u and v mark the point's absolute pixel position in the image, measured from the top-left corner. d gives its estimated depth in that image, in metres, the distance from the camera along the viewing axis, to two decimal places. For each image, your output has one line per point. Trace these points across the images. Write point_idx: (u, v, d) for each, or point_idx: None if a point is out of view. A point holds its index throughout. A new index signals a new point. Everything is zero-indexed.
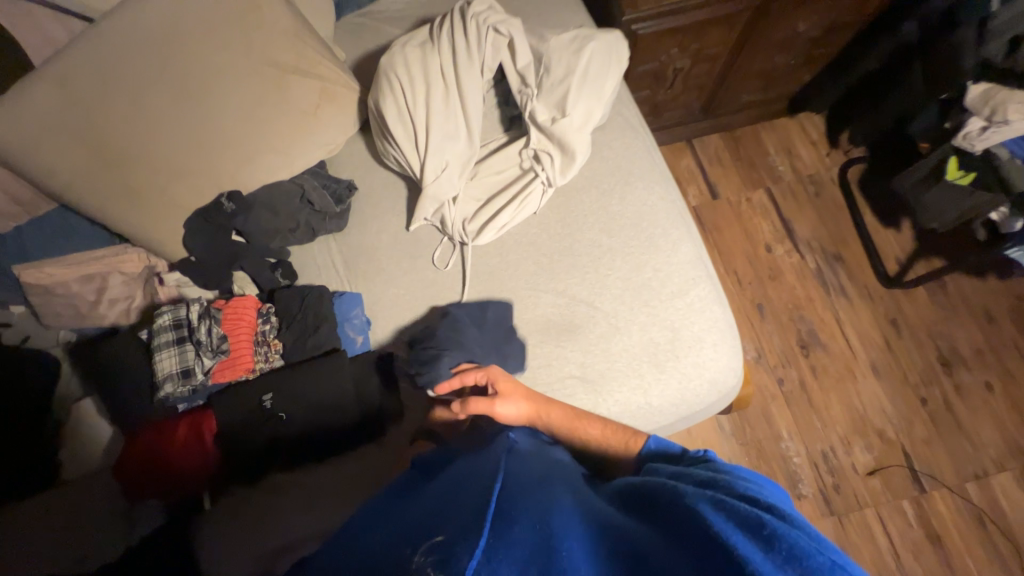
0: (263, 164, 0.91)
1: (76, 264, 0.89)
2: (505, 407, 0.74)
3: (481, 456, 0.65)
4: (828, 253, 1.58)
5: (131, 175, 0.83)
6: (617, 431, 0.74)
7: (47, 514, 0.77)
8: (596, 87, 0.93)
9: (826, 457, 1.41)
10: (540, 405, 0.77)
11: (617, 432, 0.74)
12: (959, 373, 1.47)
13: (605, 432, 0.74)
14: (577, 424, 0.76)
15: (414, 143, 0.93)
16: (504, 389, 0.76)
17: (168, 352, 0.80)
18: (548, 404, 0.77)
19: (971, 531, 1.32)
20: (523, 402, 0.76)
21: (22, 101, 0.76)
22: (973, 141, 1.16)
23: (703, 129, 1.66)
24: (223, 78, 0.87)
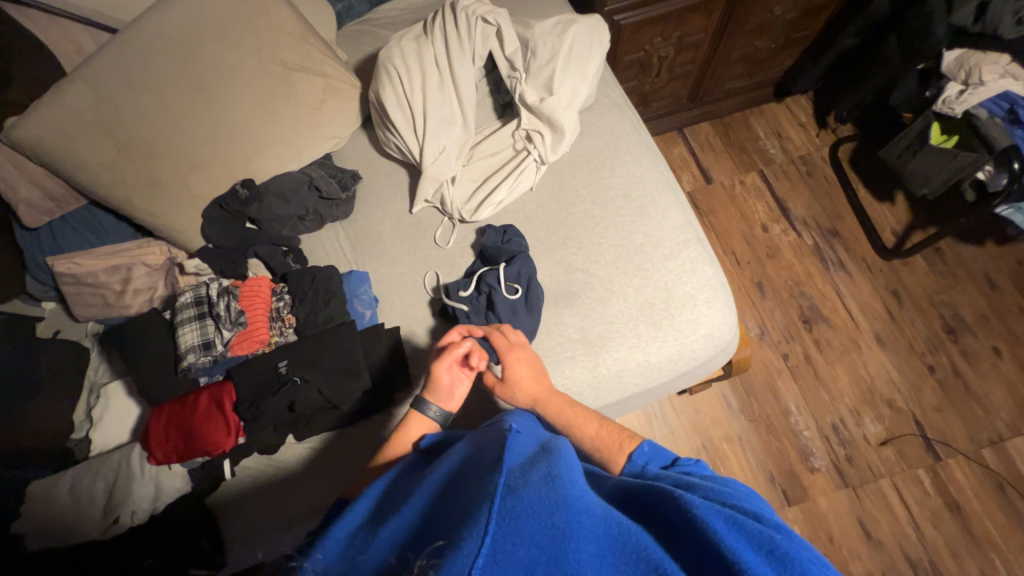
0: (273, 155, 0.98)
1: (106, 256, 0.95)
2: (509, 394, 0.76)
3: (474, 440, 0.57)
4: (824, 229, 1.60)
5: (151, 167, 0.91)
6: (611, 430, 0.69)
7: (88, 479, 0.83)
8: (580, 67, 1.00)
9: (836, 429, 1.38)
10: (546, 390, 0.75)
11: (612, 432, 0.68)
12: (966, 339, 1.46)
13: (598, 432, 0.69)
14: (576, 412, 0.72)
15: (413, 128, 0.99)
16: (512, 375, 0.76)
17: (190, 326, 0.88)
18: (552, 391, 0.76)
19: (989, 496, 1.30)
20: (531, 387, 0.76)
21: (59, 102, 0.85)
22: (953, 104, 1.22)
23: (693, 117, 1.72)
24: (236, 76, 0.95)
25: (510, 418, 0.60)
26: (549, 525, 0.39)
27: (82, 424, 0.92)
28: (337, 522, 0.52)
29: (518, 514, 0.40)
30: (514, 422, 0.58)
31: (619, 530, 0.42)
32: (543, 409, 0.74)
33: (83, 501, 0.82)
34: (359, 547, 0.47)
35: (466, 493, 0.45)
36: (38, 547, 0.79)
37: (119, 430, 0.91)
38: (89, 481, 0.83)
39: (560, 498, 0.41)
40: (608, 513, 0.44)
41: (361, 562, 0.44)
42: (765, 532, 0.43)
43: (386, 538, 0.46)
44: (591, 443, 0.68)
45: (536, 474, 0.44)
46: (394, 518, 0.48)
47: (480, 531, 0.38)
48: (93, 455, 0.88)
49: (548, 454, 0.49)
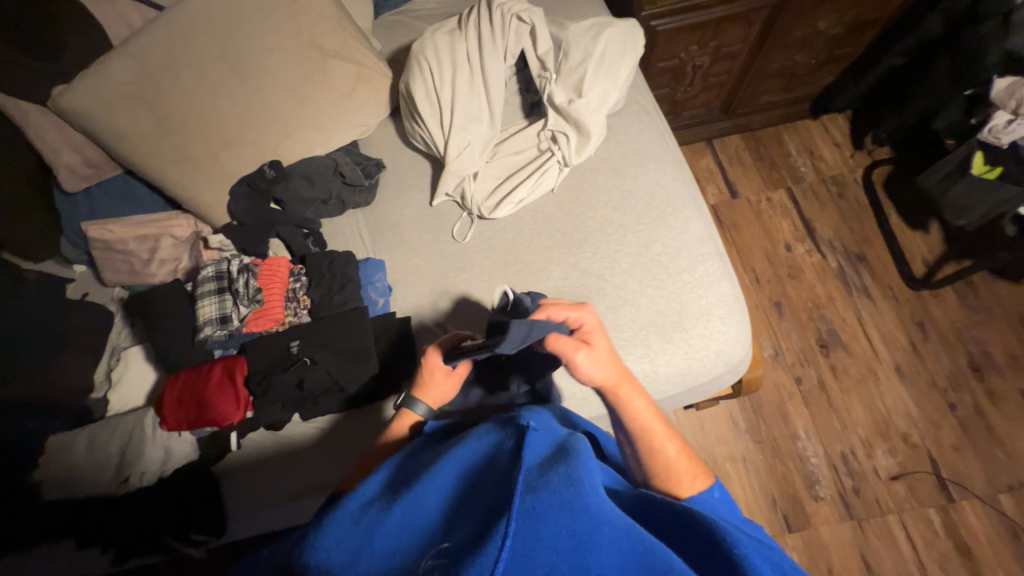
0: (302, 139, 1.00)
1: (136, 225, 0.98)
2: (591, 365, 0.63)
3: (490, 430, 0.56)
4: (851, 252, 1.56)
5: (186, 142, 0.94)
6: (688, 458, 0.62)
7: (101, 437, 0.87)
8: (612, 71, 0.99)
9: (846, 459, 1.35)
10: (627, 379, 0.65)
11: (689, 459, 0.62)
12: (992, 378, 1.40)
13: (678, 454, 0.61)
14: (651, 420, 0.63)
15: (440, 122, 1.00)
16: (597, 348, 0.65)
17: (209, 300, 0.91)
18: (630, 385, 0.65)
19: (1002, 543, 1.25)
20: (615, 369, 0.64)
21: (105, 73, 0.89)
22: (1000, 134, 1.17)
23: (723, 129, 1.69)
24: (273, 59, 0.97)
25: (526, 414, 0.58)
26: (569, 532, 0.39)
27: (101, 384, 0.96)
28: (349, 495, 0.51)
29: (540, 516, 0.40)
30: (531, 417, 0.56)
31: (643, 546, 0.40)
32: (619, 401, 0.64)
33: (98, 458, 0.85)
34: (370, 524, 0.46)
35: (484, 493, 0.46)
36: (54, 498, 0.83)
37: (134, 391, 0.95)
38: (105, 439, 0.87)
39: (581, 505, 0.41)
40: (632, 527, 0.41)
41: (376, 541, 0.44)
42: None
43: (399, 519, 0.46)
44: (666, 464, 0.60)
45: (555, 475, 0.43)
46: (408, 498, 0.48)
47: (501, 532, 0.39)
48: (110, 416, 0.91)
49: (568, 454, 0.48)
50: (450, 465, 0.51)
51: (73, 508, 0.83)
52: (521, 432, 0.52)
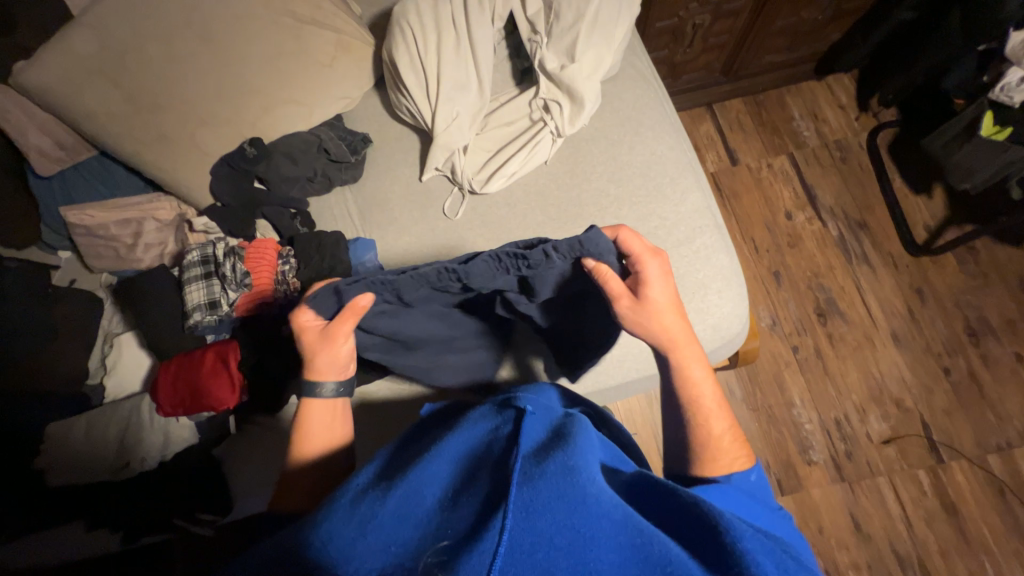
0: (282, 114, 0.96)
1: (117, 209, 0.96)
2: (653, 320, 0.65)
3: (486, 415, 0.56)
4: (852, 219, 1.53)
5: (160, 120, 0.89)
6: (735, 438, 0.61)
7: (98, 422, 0.87)
8: (606, 33, 0.94)
9: (839, 425, 1.37)
10: (690, 344, 0.66)
11: (736, 440, 0.61)
12: (987, 343, 1.41)
13: (723, 432, 0.61)
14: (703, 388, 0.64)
15: (426, 92, 0.95)
16: (658, 303, 0.66)
17: (197, 285, 0.90)
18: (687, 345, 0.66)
19: (987, 501, 1.29)
20: (678, 328, 0.66)
21: (67, 46, 0.84)
22: (1012, 92, 1.10)
23: (724, 93, 1.62)
24: (245, 28, 0.91)
25: (522, 395, 0.58)
26: (567, 527, 0.39)
27: (97, 371, 0.96)
28: (343, 484, 0.51)
29: (537, 509, 0.40)
30: (527, 401, 0.55)
31: (642, 539, 0.40)
32: (677, 363, 0.65)
33: (98, 444, 0.86)
34: (363, 514, 0.45)
35: (480, 484, 0.46)
36: (58, 483, 0.84)
37: (130, 377, 0.94)
38: (103, 426, 0.87)
39: (579, 496, 0.41)
40: (630, 517, 0.41)
41: (370, 536, 0.43)
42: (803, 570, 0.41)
43: (394, 512, 0.45)
44: (710, 440, 0.61)
45: (553, 463, 0.44)
46: (403, 488, 0.47)
47: (497, 525, 0.39)
48: (107, 401, 0.92)
49: (565, 440, 0.48)
50: (447, 453, 0.51)
51: (81, 491, 0.84)
52: (518, 418, 0.52)
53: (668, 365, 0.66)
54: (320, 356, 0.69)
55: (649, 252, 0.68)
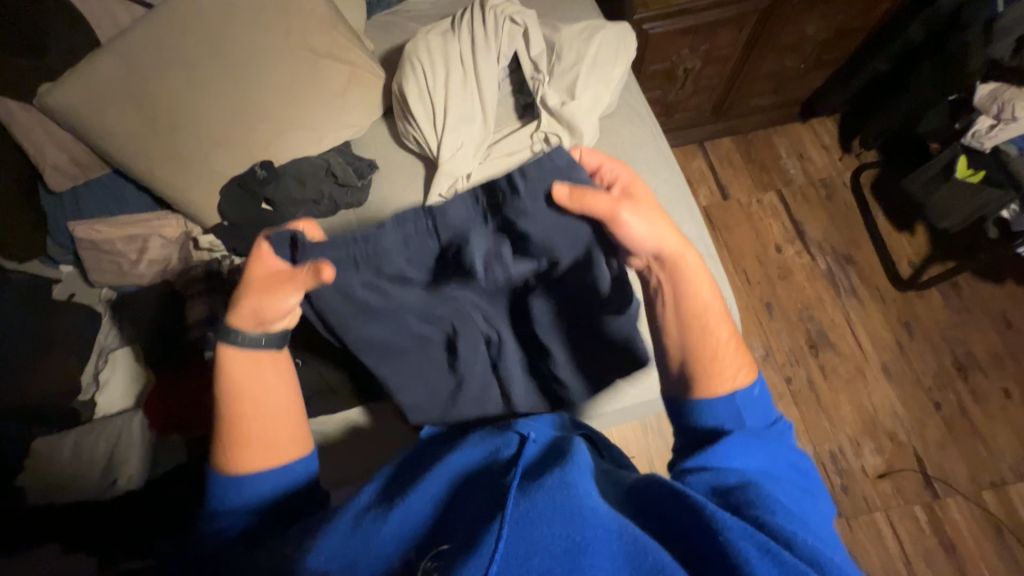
0: (294, 139, 1.00)
1: (124, 225, 0.97)
2: (646, 215, 0.60)
3: (486, 437, 0.56)
4: (839, 254, 1.58)
5: (175, 141, 0.93)
6: (737, 350, 0.60)
7: (85, 439, 0.86)
8: (604, 73, 1.00)
9: (834, 457, 1.37)
10: (688, 251, 0.61)
11: (738, 351, 0.60)
12: (976, 377, 1.43)
13: (729, 337, 0.59)
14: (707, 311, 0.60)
15: (433, 122, 1.00)
16: (641, 201, 0.61)
17: (198, 300, 0.92)
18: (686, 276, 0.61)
19: (985, 538, 1.28)
20: (667, 241, 0.60)
21: (93, 71, 0.88)
22: (983, 139, 1.18)
23: (714, 132, 1.71)
24: (264, 59, 0.97)
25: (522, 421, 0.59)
26: (562, 536, 0.40)
27: (88, 386, 0.94)
28: (343, 505, 0.51)
29: (534, 521, 0.40)
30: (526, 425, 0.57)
31: (636, 548, 0.40)
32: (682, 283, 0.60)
33: (84, 461, 0.84)
34: (366, 531, 0.46)
35: (478, 501, 0.46)
36: (38, 501, 0.82)
37: (125, 391, 0.94)
38: (91, 442, 0.85)
39: (574, 508, 0.41)
40: (625, 527, 0.41)
41: (371, 553, 0.45)
42: (803, 568, 0.39)
43: (394, 531, 0.46)
44: (715, 348, 0.58)
45: (549, 478, 0.44)
46: (403, 506, 0.47)
47: (495, 535, 0.40)
48: (97, 417, 0.91)
49: (564, 457, 0.48)
50: (444, 471, 0.51)
51: (61, 511, 0.82)
52: (519, 443, 0.52)
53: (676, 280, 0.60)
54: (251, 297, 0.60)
55: (609, 158, 0.64)
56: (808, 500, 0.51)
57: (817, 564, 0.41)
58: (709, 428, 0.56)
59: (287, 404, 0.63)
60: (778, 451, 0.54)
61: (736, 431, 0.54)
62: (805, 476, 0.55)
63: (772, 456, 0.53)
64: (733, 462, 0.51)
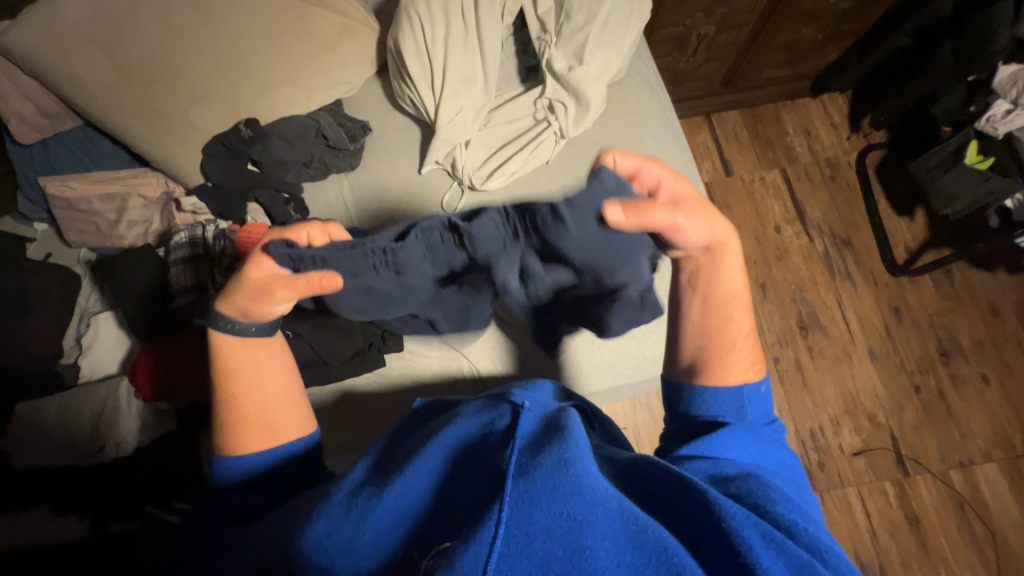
0: (281, 96, 0.93)
1: (101, 183, 0.92)
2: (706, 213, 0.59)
3: (480, 408, 0.55)
4: (837, 237, 1.57)
5: (152, 94, 0.86)
6: (753, 342, 0.63)
7: (70, 404, 0.84)
8: (615, 37, 0.94)
9: (814, 436, 1.41)
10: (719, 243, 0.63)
11: (752, 342, 0.63)
12: (957, 363, 1.47)
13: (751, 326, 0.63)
14: (731, 304, 0.63)
15: (430, 83, 0.93)
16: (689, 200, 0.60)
17: (183, 267, 0.88)
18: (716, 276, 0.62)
19: (947, 514, 1.35)
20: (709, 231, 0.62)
21: (55, 9, 0.80)
22: (996, 124, 1.15)
23: (722, 104, 1.64)
24: (246, 4, 0.88)
25: (517, 391, 0.58)
26: (564, 516, 0.39)
27: (71, 350, 0.92)
28: (337, 482, 0.50)
29: (534, 500, 0.40)
30: (521, 396, 0.56)
31: (637, 528, 0.40)
32: (721, 258, 0.61)
33: (70, 427, 0.83)
34: (360, 511, 0.45)
35: (475, 480, 0.45)
36: (27, 464, 0.82)
37: (109, 357, 0.91)
38: (76, 408, 0.84)
39: (574, 487, 0.41)
40: (625, 507, 0.42)
41: (368, 531, 0.44)
42: (803, 556, 0.40)
43: (390, 506, 0.45)
44: (734, 342, 0.61)
45: (548, 456, 0.43)
46: (398, 483, 0.47)
47: (494, 520, 0.39)
48: (83, 381, 0.89)
49: (561, 433, 0.47)
50: (438, 446, 0.50)
51: (51, 474, 0.82)
52: (514, 413, 0.51)
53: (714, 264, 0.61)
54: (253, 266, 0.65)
55: (647, 160, 0.56)
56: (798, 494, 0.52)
57: (815, 551, 0.42)
58: (708, 418, 0.58)
59: (281, 381, 0.65)
60: (770, 447, 0.56)
61: (734, 423, 0.56)
62: (792, 471, 0.56)
63: (763, 451, 0.55)
64: (729, 454, 0.52)
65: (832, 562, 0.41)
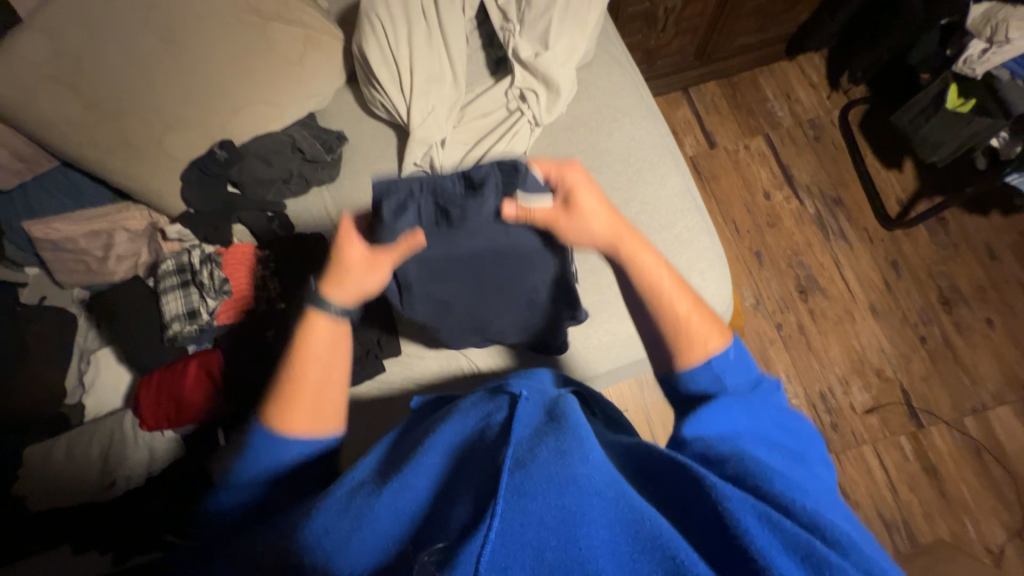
0: (251, 115, 0.93)
1: (85, 222, 0.92)
2: (575, 229, 0.64)
3: (479, 400, 0.56)
4: (828, 197, 1.56)
5: (124, 127, 0.86)
6: (704, 311, 0.60)
7: (75, 443, 0.85)
8: (579, 18, 0.94)
9: (824, 398, 1.41)
10: (629, 237, 0.62)
11: (705, 318, 0.59)
12: (961, 310, 1.46)
13: (688, 314, 0.58)
14: (660, 279, 0.61)
15: (400, 86, 0.93)
16: (583, 209, 0.62)
17: (174, 295, 0.88)
18: (633, 234, 0.63)
19: (967, 461, 1.34)
20: (607, 230, 0.62)
21: (19, 52, 0.80)
22: (974, 65, 1.13)
23: (699, 76, 1.63)
24: (207, 26, 0.88)
25: (514, 379, 0.59)
26: (557, 505, 0.39)
27: (74, 389, 0.92)
28: (337, 481, 0.51)
29: (528, 492, 0.40)
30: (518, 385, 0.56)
31: (632, 514, 0.40)
32: (625, 254, 0.62)
33: (80, 465, 0.84)
34: (359, 509, 0.46)
35: (473, 471, 0.46)
36: (40, 507, 0.82)
37: (113, 392, 0.92)
38: (84, 446, 0.85)
39: (570, 478, 0.41)
40: (620, 494, 0.41)
41: (366, 528, 0.44)
42: (803, 534, 0.39)
43: (390, 503, 0.46)
44: (679, 324, 0.58)
45: (546, 449, 0.44)
46: (398, 482, 0.47)
47: (488, 513, 0.39)
48: (89, 419, 0.90)
49: (558, 425, 0.48)
50: (437, 444, 0.50)
51: (67, 515, 0.82)
52: (512, 404, 0.52)
53: (619, 258, 0.62)
54: (353, 273, 0.64)
55: (563, 163, 0.63)
56: (803, 464, 0.51)
57: (814, 528, 0.41)
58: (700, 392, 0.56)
59: (333, 352, 0.61)
60: (763, 410, 0.54)
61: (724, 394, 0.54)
62: (797, 440, 0.54)
63: (756, 416, 0.54)
64: (712, 431, 0.51)
65: (837, 540, 0.40)
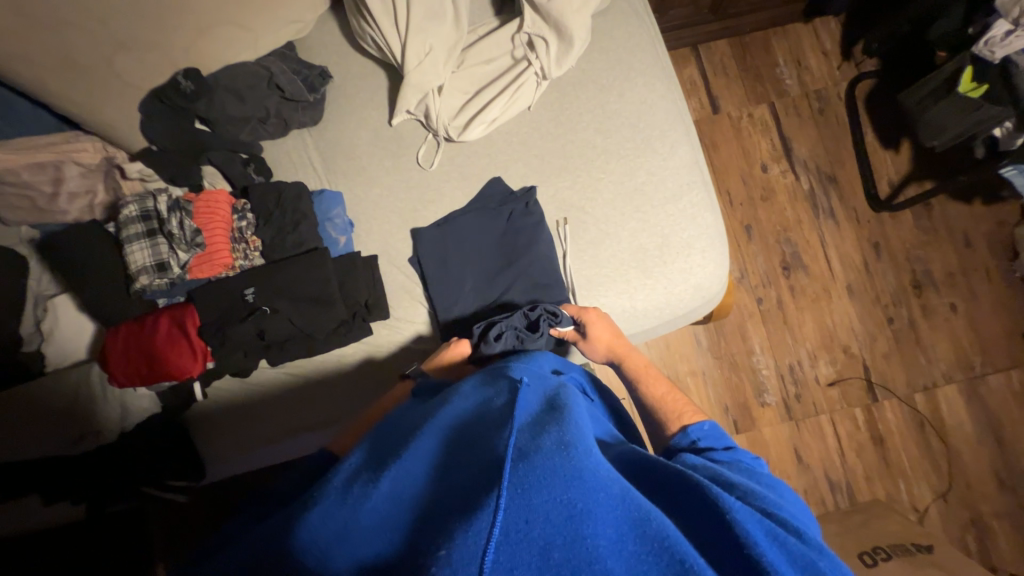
0: (222, 41, 0.81)
1: (25, 150, 0.80)
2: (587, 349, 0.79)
3: (478, 387, 0.59)
4: (823, 173, 1.55)
5: (62, 42, 0.72)
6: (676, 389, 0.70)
7: (33, 399, 0.79)
8: None
9: (792, 370, 1.48)
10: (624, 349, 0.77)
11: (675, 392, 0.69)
12: (929, 294, 1.52)
13: (662, 394, 0.70)
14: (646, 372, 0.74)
15: (394, 21, 0.83)
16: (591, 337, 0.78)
17: (139, 245, 0.79)
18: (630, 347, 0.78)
19: (911, 433, 1.46)
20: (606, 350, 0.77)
21: None
22: (995, 47, 1.10)
23: (710, 33, 1.53)
24: None
25: (516, 368, 0.61)
26: (563, 502, 0.38)
27: (30, 336, 0.85)
28: (334, 469, 0.48)
29: (532, 486, 0.39)
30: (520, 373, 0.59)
31: (640, 513, 0.40)
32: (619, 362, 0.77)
33: (43, 420, 0.79)
34: (356, 499, 0.43)
35: (473, 458, 0.45)
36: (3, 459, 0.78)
37: (76, 343, 0.86)
38: (45, 401, 0.79)
39: (575, 471, 0.41)
40: (626, 492, 0.41)
41: (363, 518, 0.42)
42: (806, 553, 0.40)
43: (387, 490, 0.44)
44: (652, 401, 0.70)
45: (548, 439, 0.44)
46: (397, 466, 0.46)
47: (492, 506, 0.38)
48: (49, 370, 0.84)
49: (558, 415, 0.49)
50: (433, 430, 0.51)
51: (34, 467, 0.80)
52: (512, 389, 0.55)
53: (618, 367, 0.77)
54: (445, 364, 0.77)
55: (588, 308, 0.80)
56: (776, 492, 0.53)
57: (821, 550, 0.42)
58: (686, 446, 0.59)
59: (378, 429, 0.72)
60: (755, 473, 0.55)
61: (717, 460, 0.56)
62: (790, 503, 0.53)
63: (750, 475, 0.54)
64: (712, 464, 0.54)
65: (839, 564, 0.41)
